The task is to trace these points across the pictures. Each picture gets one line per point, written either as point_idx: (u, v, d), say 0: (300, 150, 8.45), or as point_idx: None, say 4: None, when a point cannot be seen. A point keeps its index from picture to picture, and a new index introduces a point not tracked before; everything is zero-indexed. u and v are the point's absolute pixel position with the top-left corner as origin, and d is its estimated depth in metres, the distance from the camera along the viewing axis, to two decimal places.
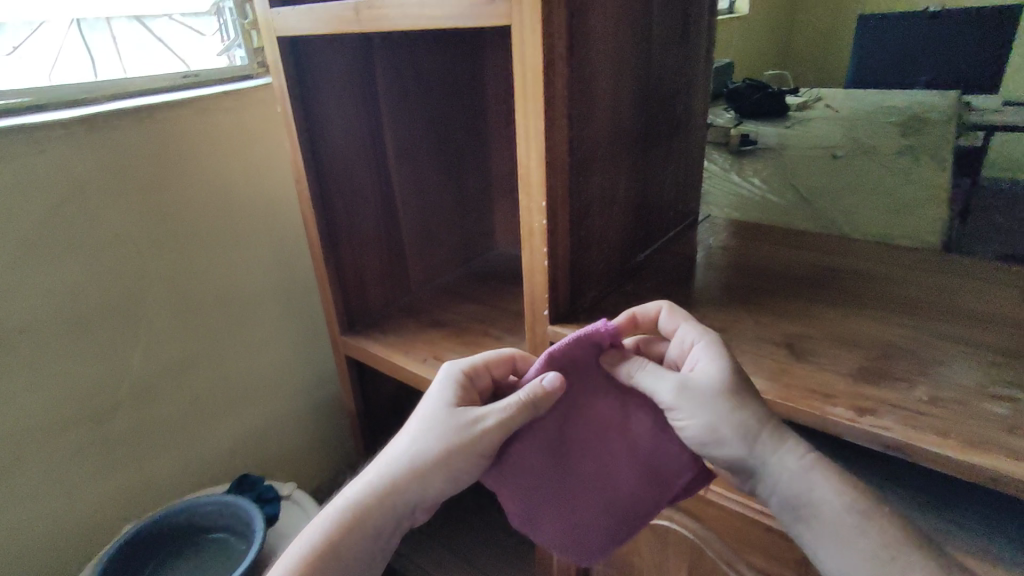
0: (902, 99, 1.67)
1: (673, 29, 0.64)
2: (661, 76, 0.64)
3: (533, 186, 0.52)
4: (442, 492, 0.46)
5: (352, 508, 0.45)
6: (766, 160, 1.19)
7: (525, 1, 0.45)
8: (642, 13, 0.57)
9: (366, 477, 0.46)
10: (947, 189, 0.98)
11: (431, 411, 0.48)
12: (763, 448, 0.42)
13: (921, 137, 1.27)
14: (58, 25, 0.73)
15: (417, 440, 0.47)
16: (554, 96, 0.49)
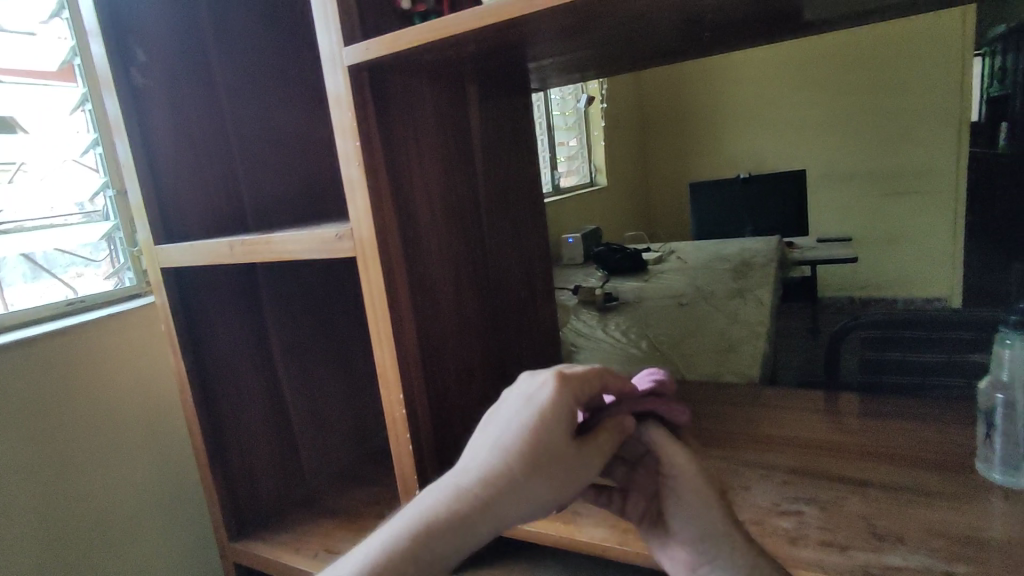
0: (735, 247, 1.99)
1: (505, 233, 0.79)
2: (501, 270, 0.77)
3: (390, 381, 0.60)
4: (522, 515, 0.42)
5: (427, 523, 0.41)
6: (626, 313, 1.36)
7: (364, 238, 0.57)
8: (473, 229, 0.72)
9: (444, 492, 0.42)
10: (768, 325, 1.17)
11: (523, 420, 0.42)
12: (713, 536, 0.47)
13: (748, 280, 1.53)
14: None
15: (436, 494, 0.43)
16: (398, 306, 0.59)
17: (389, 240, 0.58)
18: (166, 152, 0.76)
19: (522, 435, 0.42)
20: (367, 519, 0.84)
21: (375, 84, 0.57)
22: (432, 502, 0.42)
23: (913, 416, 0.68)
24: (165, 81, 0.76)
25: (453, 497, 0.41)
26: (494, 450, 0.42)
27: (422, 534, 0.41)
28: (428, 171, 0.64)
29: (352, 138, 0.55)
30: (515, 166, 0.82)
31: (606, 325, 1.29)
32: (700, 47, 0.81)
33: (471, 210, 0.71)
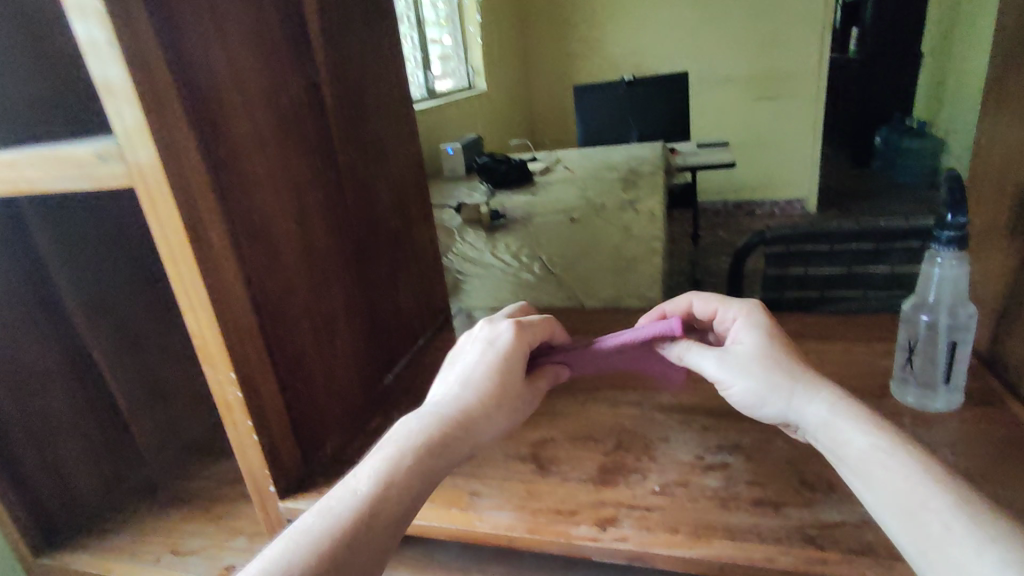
0: (621, 154, 1.93)
1: (365, 146, 0.62)
2: (362, 194, 0.61)
3: (215, 357, 0.44)
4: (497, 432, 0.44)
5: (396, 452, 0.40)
6: (515, 231, 1.24)
7: (141, 160, 0.39)
8: (319, 143, 0.54)
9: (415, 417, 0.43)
10: (662, 238, 1.12)
11: (480, 363, 0.46)
12: (797, 400, 0.41)
13: (638, 191, 1.47)
14: None
15: (420, 416, 0.43)
16: (212, 257, 0.42)
17: (185, 164, 0.40)
18: None
19: (486, 361, 0.46)
20: (223, 503, 0.69)
21: None
22: (418, 428, 0.42)
23: (821, 336, 0.64)
24: None
25: (444, 418, 0.42)
26: (464, 385, 0.44)
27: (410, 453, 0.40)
28: (237, 59, 0.44)
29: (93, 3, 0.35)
30: (371, 57, 0.63)
31: (494, 246, 1.17)
32: None
33: (313, 115, 0.53)
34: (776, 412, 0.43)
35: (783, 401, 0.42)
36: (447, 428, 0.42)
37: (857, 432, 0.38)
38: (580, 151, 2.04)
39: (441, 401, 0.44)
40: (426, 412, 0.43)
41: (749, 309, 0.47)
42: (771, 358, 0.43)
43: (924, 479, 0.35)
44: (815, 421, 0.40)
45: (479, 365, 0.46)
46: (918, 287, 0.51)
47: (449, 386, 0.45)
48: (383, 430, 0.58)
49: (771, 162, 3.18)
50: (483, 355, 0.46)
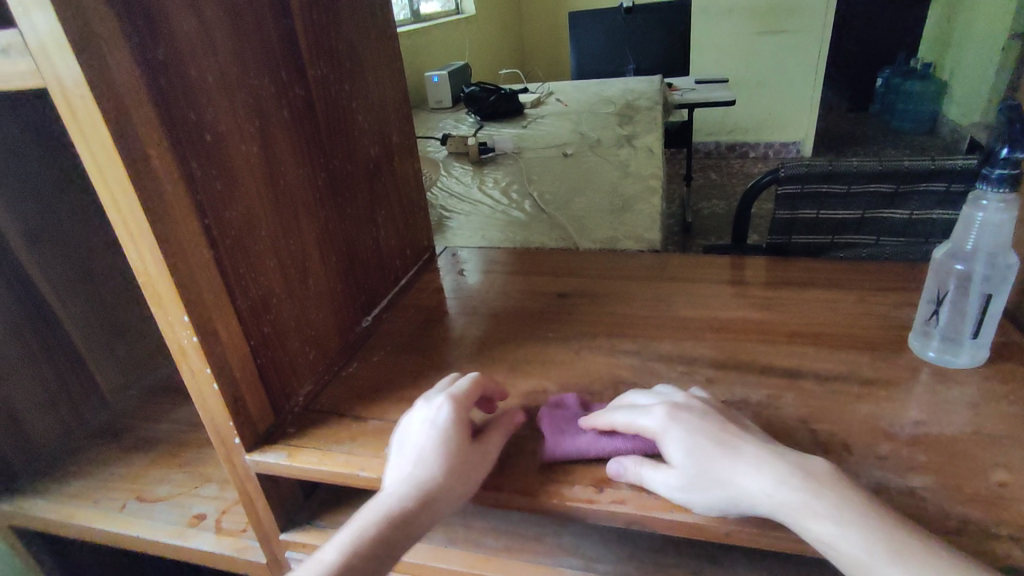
0: (617, 87, 1.82)
1: (338, 55, 0.53)
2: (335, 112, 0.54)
3: (164, 296, 0.39)
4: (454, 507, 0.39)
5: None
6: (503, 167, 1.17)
7: (55, 54, 0.32)
8: (283, 50, 0.46)
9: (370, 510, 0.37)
10: (661, 176, 1.05)
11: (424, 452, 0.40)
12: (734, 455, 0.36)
13: (635, 126, 1.38)
14: None
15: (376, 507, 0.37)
16: (153, 180, 0.36)
17: (109, 62, 0.33)
18: None
19: (437, 438, 0.40)
20: (191, 448, 0.66)
21: None
22: (373, 514, 0.37)
23: (834, 283, 0.60)
24: None
25: (402, 498, 0.37)
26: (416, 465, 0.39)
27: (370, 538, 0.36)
28: None
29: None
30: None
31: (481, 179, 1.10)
32: None
33: (273, 13, 0.45)
34: (711, 508, 0.36)
35: (714, 483, 0.35)
36: (409, 507, 0.37)
37: (804, 519, 0.33)
38: (574, 83, 1.92)
39: (398, 479, 0.39)
40: (384, 493, 0.38)
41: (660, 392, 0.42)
42: (702, 439, 0.37)
43: (871, 560, 0.32)
44: (745, 502, 0.35)
45: (430, 439, 0.41)
46: (957, 233, 0.46)
47: (401, 469, 0.39)
48: (361, 377, 0.53)
49: (770, 102, 3.07)
50: (427, 439, 0.41)
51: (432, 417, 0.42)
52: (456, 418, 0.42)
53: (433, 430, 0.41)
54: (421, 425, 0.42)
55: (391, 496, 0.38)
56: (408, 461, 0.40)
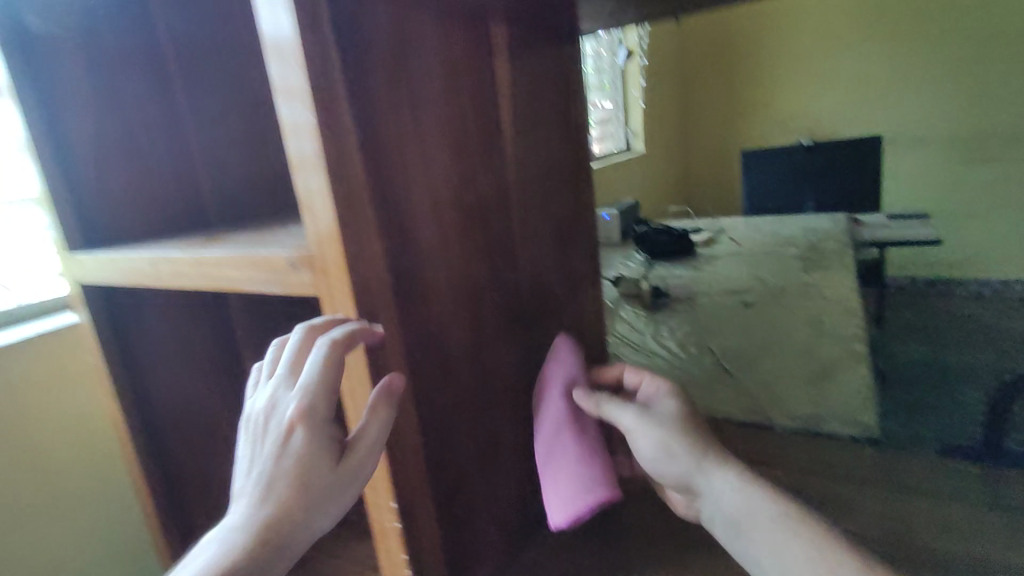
0: (796, 226, 1.73)
1: (544, 239, 0.56)
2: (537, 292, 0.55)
3: (376, 477, 0.40)
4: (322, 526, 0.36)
5: None
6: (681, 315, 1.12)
7: (330, 272, 0.35)
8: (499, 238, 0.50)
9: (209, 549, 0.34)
10: (865, 337, 0.93)
11: (265, 491, 0.35)
12: (705, 470, 0.43)
13: (824, 272, 1.28)
14: None
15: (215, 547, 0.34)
16: (387, 372, 0.38)
17: (372, 277, 0.37)
18: (82, 125, 0.57)
19: (260, 502, 0.35)
20: None
21: (337, 13, 0.34)
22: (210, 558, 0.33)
23: None
24: (79, 33, 0.56)
25: (240, 537, 0.34)
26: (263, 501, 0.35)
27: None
28: (431, 158, 0.41)
29: (301, 114, 0.33)
30: (556, 142, 0.59)
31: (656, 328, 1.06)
32: None
33: (495, 211, 0.49)
34: (676, 484, 0.44)
35: (683, 471, 0.44)
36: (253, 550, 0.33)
37: (755, 536, 0.41)
38: (747, 220, 1.87)
39: (226, 532, 0.35)
40: (231, 527, 0.35)
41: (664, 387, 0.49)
42: (678, 430, 0.45)
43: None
44: (711, 501, 0.43)
45: (260, 469, 0.36)
46: None
47: (236, 501, 0.35)
48: None
49: None
50: (253, 488, 0.36)
51: (276, 442, 0.36)
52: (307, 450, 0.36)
53: (264, 462, 0.36)
54: (260, 440, 0.37)
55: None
56: (225, 523, 0.35)
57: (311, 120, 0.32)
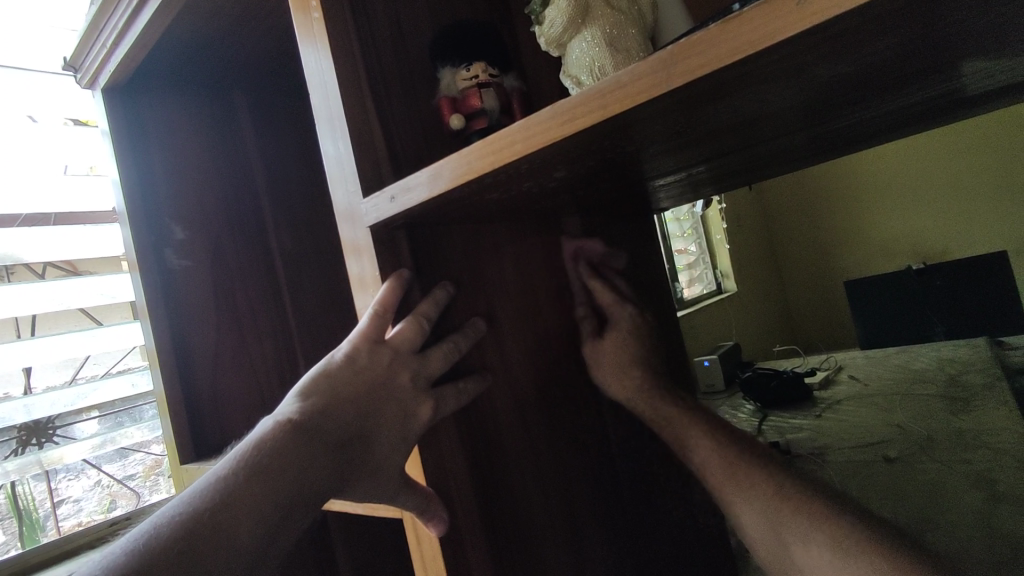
0: (928, 355, 1.50)
1: (613, 419, 0.56)
2: (611, 474, 0.54)
3: None
4: (372, 475, 0.34)
5: (211, 493, 0.32)
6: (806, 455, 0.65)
7: (407, 516, 0.34)
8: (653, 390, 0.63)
9: (247, 457, 0.33)
10: (1006, 480, 0.82)
11: (331, 435, 0.34)
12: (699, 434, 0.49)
13: (970, 418, 1.06)
14: (40, 305, 0.86)
15: (256, 457, 0.33)
16: None
17: (456, 488, 0.36)
18: (202, 340, 0.62)
19: (317, 418, 0.34)
20: None
21: (414, 244, 0.36)
22: (244, 464, 0.33)
23: None
24: (210, 260, 0.64)
25: (285, 467, 0.32)
26: (330, 438, 0.34)
27: (254, 517, 0.31)
28: (500, 359, 0.43)
29: (385, 348, 0.34)
30: (623, 316, 0.60)
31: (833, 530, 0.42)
32: (895, 129, 0.55)
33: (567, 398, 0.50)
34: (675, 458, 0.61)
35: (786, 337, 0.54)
36: (286, 488, 0.32)
37: None
38: (866, 355, 1.64)
39: (281, 434, 0.33)
40: (282, 445, 0.33)
41: (386, 290, 0.34)
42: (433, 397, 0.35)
43: None
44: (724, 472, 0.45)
45: (343, 405, 0.34)
46: None
47: (300, 420, 0.33)
48: None
49: None
50: (313, 401, 0.34)
51: (353, 379, 0.34)
52: (377, 412, 0.34)
53: (345, 405, 0.34)
54: (338, 373, 0.34)
55: (254, 475, 0.32)
56: (287, 421, 0.34)
57: (388, 282, 0.34)
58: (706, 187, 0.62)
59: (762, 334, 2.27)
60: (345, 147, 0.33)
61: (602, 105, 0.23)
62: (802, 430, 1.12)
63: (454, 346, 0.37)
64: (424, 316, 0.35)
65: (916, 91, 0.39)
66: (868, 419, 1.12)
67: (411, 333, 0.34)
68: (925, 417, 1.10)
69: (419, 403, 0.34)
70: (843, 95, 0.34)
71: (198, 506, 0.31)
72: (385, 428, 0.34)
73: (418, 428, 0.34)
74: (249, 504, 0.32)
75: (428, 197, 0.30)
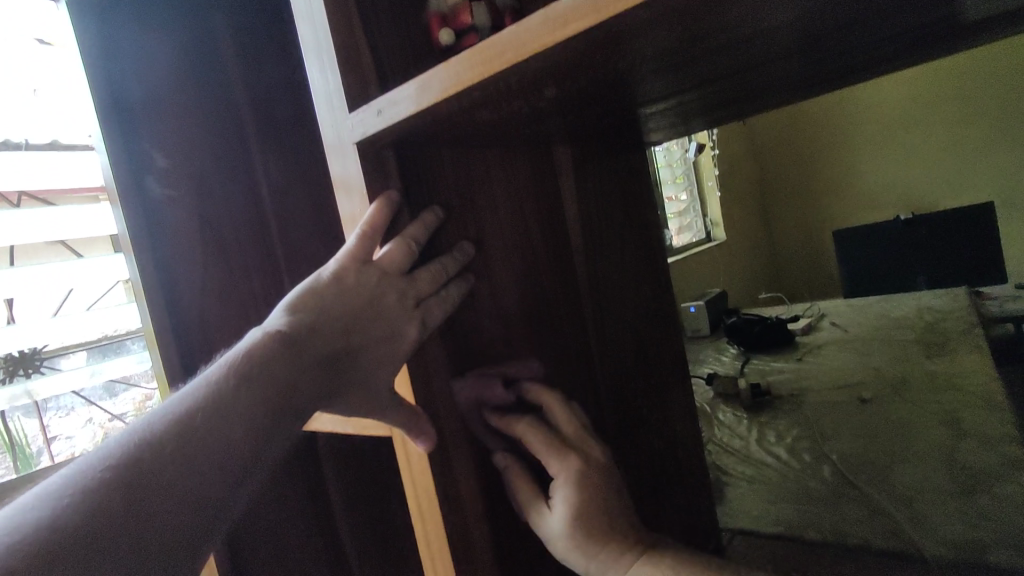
0: (910, 304, 1.52)
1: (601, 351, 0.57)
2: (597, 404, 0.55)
3: None
4: (360, 385, 0.36)
5: (201, 397, 0.33)
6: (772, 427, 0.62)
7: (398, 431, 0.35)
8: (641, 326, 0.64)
9: (235, 365, 0.34)
10: (974, 418, 0.86)
11: (320, 347, 0.35)
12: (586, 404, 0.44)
13: (943, 362, 1.09)
14: (19, 233, 0.85)
15: (245, 365, 0.34)
16: (459, 507, 0.37)
17: (444, 409, 0.37)
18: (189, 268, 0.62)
19: (306, 330, 0.35)
20: None
21: (403, 165, 0.36)
22: (234, 371, 0.34)
23: None
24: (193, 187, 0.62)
25: (275, 374, 0.34)
26: (319, 350, 0.35)
27: (245, 419, 0.33)
28: (490, 286, 0.43)
29: (373, 268, 0.34)
30: (613, 250, 0.60)
31: None
32: (895, 60, 0.53)
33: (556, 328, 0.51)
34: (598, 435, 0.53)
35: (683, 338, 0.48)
36: (276, 394, 0.34)
37: None
38: (849, 303, 1.67)
39: (269, 342, 0.34)
40: (272, 353, 0.34)
41: (373, 210, 0.33)
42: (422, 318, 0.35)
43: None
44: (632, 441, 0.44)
45: (330, 322, 0.35)
46: None
47: (289, 332, 0.35)
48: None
49: None
50: (301, 315, 0.35)
51: (340, 295, 0.35)
52: (364, 328, 0.35)
53: (333, 320, 0.35)
54: (326, 290, 0.35)
55: (245, 380, 0.33)
56: (277, 333, 0.35)
57: (376, 204, 0.33)
58: (700, 119, 0.61)
59: (748, 282, 2.30)
60: (330, 60, 0.32)
61: (592, 7, 0.22)
62: (782, 373, 1.16)
63: (442, 269, 0.37)
64: (411, 239, 0.35)
65: (920, 12, 0.37)
66: (848, 362, 1.15)
67: (398, 256, 0.35)
68: (901, 361, 1.13)
69: (406, 324, 0.35)
70: (847, 10, 0.32)
71: (188, 413, 0.32)
72: (371, 342, 0.36)
73: (405, 345, 0.35)
74: (239, 407, 0.33)
75: (415, 112, 0.29)
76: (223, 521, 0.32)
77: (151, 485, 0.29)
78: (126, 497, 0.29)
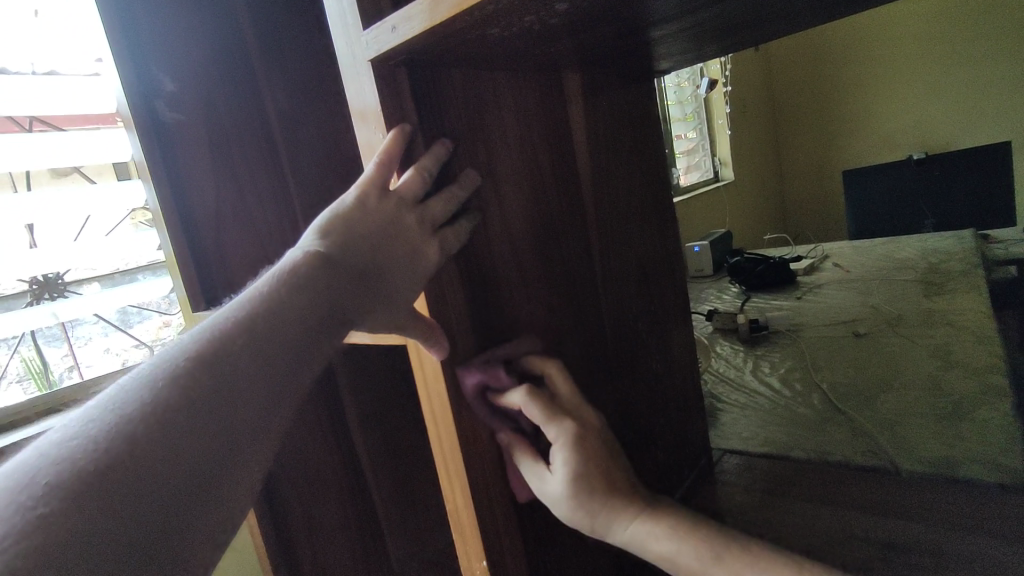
0: (914, 246, 1.53)
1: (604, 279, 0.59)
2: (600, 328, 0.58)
3: (465, 520, 0.40)
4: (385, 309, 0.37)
5: (242, 317, 0.34)
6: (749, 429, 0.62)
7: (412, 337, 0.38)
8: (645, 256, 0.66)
9: (272, 287, 0.35)
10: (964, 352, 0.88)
11: (350, 272, 0.37)
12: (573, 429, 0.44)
13: (940, 301, 1.11)
14: (38, 161, 0.87)
15: (284, 287, 0.35)
16: (470, 410, 0.40)
17: (456, 321, 0.39)
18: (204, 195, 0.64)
19: (336, 254, 0.36)
20: None
21: (415, 85, 0.37)
22: (273, 293, 0.35)
23: None
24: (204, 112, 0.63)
25: (313, 296, 0.35)
26: (351, 275, 0.37)
27: (286, 337, 0.34)
28: (499, 209, 0.45)
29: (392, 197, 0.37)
30: (619, 180, 0.61)
31: None
32: None
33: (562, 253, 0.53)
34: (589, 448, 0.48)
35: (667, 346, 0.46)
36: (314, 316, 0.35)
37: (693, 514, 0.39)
38: (853, 244, 1.67)
39: (304, 266, 0.36)
40: (308, 276, 0.35)
41: (392, 139, 0.35)
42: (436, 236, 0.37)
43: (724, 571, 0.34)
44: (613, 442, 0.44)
45: (355, 247, 0.37)
46: None
47: (323, 256, 0.36)
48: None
49: None
50: (330, 241, 0.37)
51: (363, 222, 0.37)
52: (386, 254, 0.37)
53: (359, 244, 0.37)
54: (348, 217, 0.37)
55: (284, 299, 0.34)
56: (310, 256, 0.36)
57: (395, 133, 0.35)
58: (710, 46, 0.60)
59: (754, 224, 2.29)
60: None
61: None
62: (781, 309, 1.19)
63: (455, 191, 0.39)
64: (428, 167, 0.37)
65: None
66: (847, 300, 1.18)
67: (414, 184, 0.37)
68: (898, 299, 1.15)
69: (422, 248, 0.37)
70: None
71: (233, 329, 0.33)
72: (394, 269, 0.37)
73: (422, 267, 0.37)
74: (281, 325, 0.34)
75: (426, 27, 0.30)
76: (269, 431, 0.34)
77: (204, 393, 0.31)
78: (185, 402, 0.30)
